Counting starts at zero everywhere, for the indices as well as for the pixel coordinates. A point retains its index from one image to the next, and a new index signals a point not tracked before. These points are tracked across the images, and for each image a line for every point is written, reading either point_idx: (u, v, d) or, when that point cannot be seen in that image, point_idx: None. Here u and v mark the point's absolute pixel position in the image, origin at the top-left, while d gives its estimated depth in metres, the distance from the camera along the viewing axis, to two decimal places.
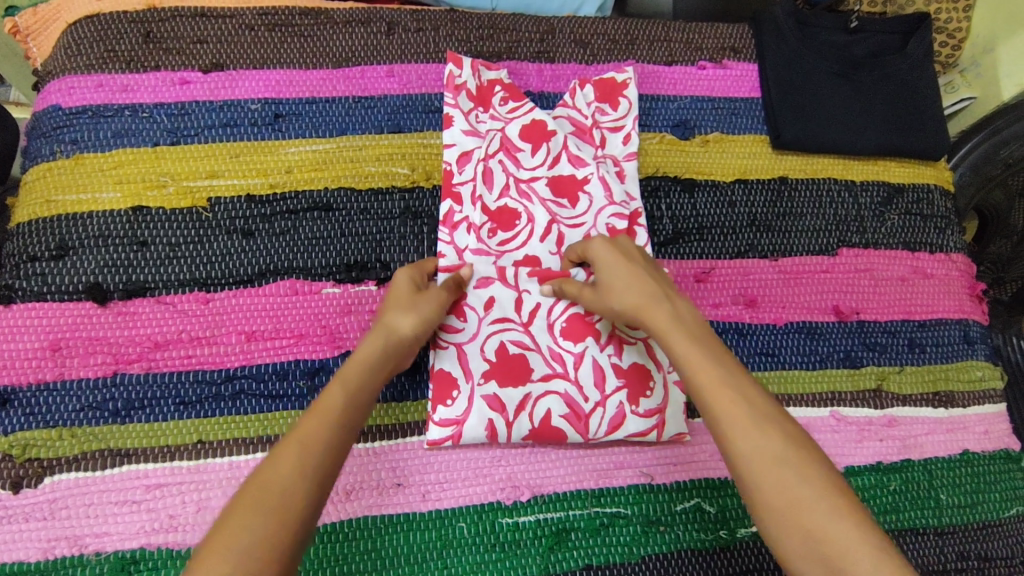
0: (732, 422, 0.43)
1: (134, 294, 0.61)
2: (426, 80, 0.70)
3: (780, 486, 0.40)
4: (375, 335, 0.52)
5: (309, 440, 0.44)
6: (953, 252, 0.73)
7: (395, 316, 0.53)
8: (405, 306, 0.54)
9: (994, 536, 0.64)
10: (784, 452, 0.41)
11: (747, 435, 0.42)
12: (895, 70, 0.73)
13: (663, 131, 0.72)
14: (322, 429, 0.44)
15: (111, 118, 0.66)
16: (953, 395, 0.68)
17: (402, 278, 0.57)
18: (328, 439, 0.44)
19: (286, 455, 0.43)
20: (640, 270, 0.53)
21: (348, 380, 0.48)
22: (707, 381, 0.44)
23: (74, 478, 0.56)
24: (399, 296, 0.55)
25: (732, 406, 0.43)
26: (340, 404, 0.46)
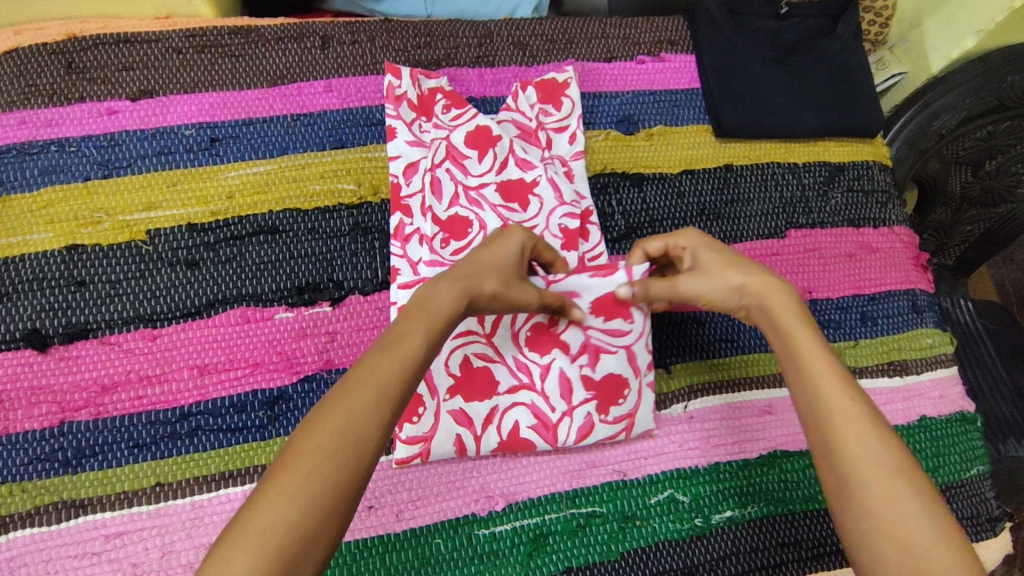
0: (845, 418, 0.45)
1: (75, 337, 0.59)
2: (365, 92, 0.69)
3: (877, 476, 0.42)
4: (464, 278, 0.49)
5: (375, 384, 0.41)
6: (896, 225, 0.75)
7: (490, 283, 0.50)
8: (501, 277, 0.51)
9: (957, 496, 0.67)
10: (884, 448, 0.43)
11: (854, 429, 0.44)
12: (826, 52, 0.75)
13: (608, 128, 0.72)
14: (391, 374, 0.42)
15: (37, 155, 0.63)
16: (908, 364, 0.70)
17: (517, 240, 0.54)
18: (404, 375, 0.42)
19: (377, 366, 0.42)
20: (754, 266, 0.55)
21: (432, 323, 0.45)
22: (823, 378, 0.47)
23: (29, 535, 0.54)
24: (505, 259, 0.52)
25: (850, 406, 0.45)
26: (419, 351, 0.44)
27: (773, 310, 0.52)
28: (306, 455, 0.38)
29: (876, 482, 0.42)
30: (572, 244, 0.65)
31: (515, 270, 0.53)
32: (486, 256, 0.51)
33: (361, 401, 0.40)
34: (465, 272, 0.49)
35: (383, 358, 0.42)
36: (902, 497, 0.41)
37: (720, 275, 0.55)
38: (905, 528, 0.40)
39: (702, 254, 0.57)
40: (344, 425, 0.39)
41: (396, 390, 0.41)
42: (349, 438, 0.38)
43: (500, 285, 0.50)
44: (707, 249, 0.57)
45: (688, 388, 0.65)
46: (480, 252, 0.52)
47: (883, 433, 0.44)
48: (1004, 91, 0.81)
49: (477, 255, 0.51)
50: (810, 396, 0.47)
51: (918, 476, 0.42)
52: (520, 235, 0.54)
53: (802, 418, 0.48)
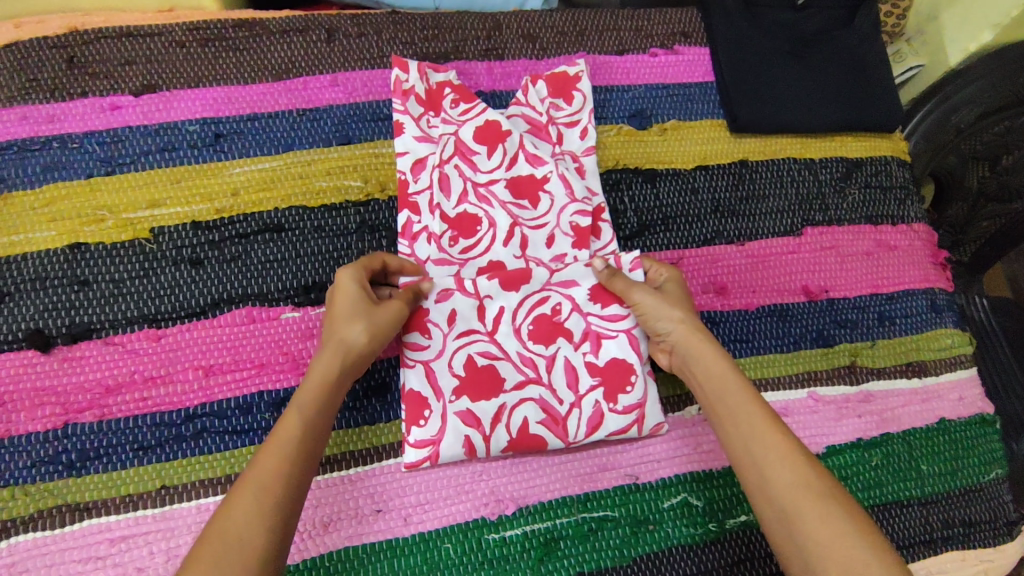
0: (776, 453, 0.47)
1: (79, 338, 0.58)
2: (372, 86, 0.68)
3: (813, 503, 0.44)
4: (330, 356, 0.51)
5: (275, 469, 0.45)
6: (914, 222, 0.73)
7: (353, 328, 0.52)
8: (361, 316, 0.52)
9: (976, 500, 0.65)
10: (813, 477, 0.45)
11: (784, 461, 0.46)
12: (842, 45, 0.74)
13: (620, 122, 0.71)
14: (283, 455, 0.46)
15: (39, 151, 0.62)
16: (926, 365, 0.68)
17: (349, 281, 0.54)
18: (289, 460, 0.46)
19: (264, 460, 0.45)
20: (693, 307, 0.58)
21: (306, 407, 0.49)
22: (749, 411, 0.50)
23: (32, 539, 0.53)
24: (345, 303, 0.53)
25: (778, 437, 0.48)
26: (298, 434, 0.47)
27: (702, 351, 0.54)
28: (215, 542, 0.41)
29: (815, 509, 0.44)
30: (583, 242, 0.63)
31: (367, 303, 0.53)
32: (331, 319, 0.53)
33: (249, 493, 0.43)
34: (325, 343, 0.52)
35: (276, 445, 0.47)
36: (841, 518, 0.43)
37: (668, 305, 0.57)
38: (854, 552, 0.41)
39: (671, 287, 0.59)
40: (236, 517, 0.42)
41: (282, 476, 0.45)
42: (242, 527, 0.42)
43: (363, 323, 0.52)
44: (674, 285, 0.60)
45: None
46: (328, 321, 0.53)
47: (809, 461, 0.47)
48: (1023, 86, 0.79)
49: (329, 327, 0.53)
50: (744, 434, 0.49)
51: (846, 499, 0.45)
52: (347, 274, 0.54)
53: (736, 457, 0.50)
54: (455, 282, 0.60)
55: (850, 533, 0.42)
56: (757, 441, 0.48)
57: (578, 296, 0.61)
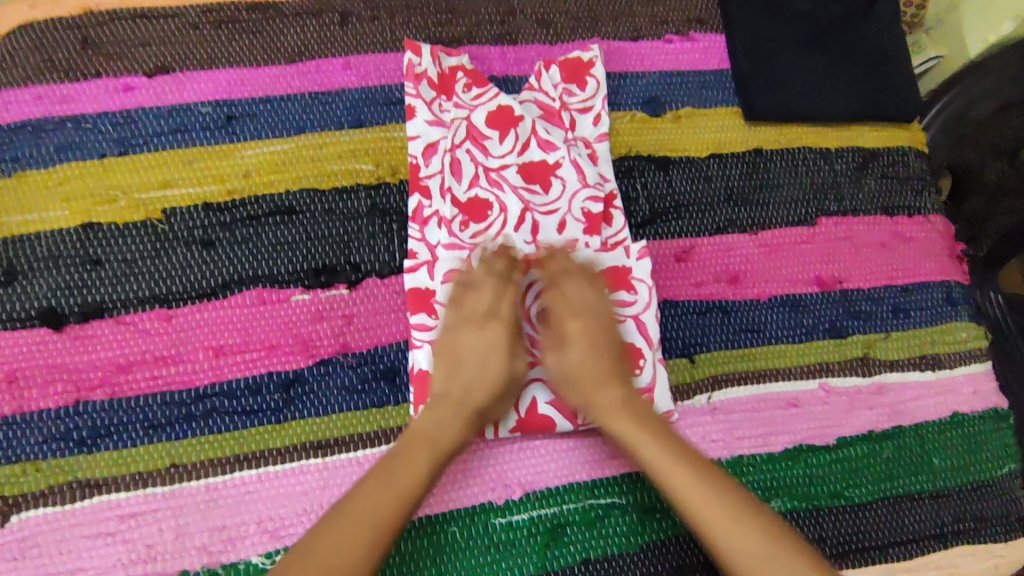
0: (686, 491, 0.50)
1: (91, 316, 0.58)
2: (385, 70, 0.67)
3: (728, 531, 0.48)
4: (472, 425, 0.54)
5: (405, 497, 0.49)
6: (931, 214, 0.72)
7: (495, 408, 0.56)
8: (503, 399, 0.56)
9: (988, 495, 0.64)
10: (727, 496, 0.49)
11: (697, 496, 0.50)
12: (861, 36, 0.73)
13: (633, 109, 0.70)
14: (413, 486, 0.50)
15: (53, 131, 0.62)
16: (941, 358, 0.67)
17: (499, 366, 0.56)
18: (414, 493, 0.50)
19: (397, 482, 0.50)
20: (587, 340, 0.56)
21: (437, 448, 0.52)
22: (656, 455, 0.52)
23: (42, 515, 0.54)
24: (492, 381, 0.55)
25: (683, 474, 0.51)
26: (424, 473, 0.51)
27: (606, 391, 0.55)
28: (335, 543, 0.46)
29: (730, 535, 0.48)
30: (594, 229, 0.63)
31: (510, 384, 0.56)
32: (485, 380, 0.55)
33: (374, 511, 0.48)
34: (464, 404, 0.54)
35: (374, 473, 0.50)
36: (757, 543, 0.47)
37: (575, 351, 0.56)
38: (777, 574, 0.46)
39: (569, 324, 0.57)
40: (360, 532, 0.47)
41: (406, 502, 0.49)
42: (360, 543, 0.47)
43: (502, 402, 0.56)
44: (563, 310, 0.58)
45: (713, 378, 0.63)
46: (468, 383, 0.55)
47: (716, 480, 0.51)
48: None
49: (470, 389, 0.55)
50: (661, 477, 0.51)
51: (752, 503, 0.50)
52: (501, 364, 0.56)
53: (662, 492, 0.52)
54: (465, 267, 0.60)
55: (770, 557, 0.47)
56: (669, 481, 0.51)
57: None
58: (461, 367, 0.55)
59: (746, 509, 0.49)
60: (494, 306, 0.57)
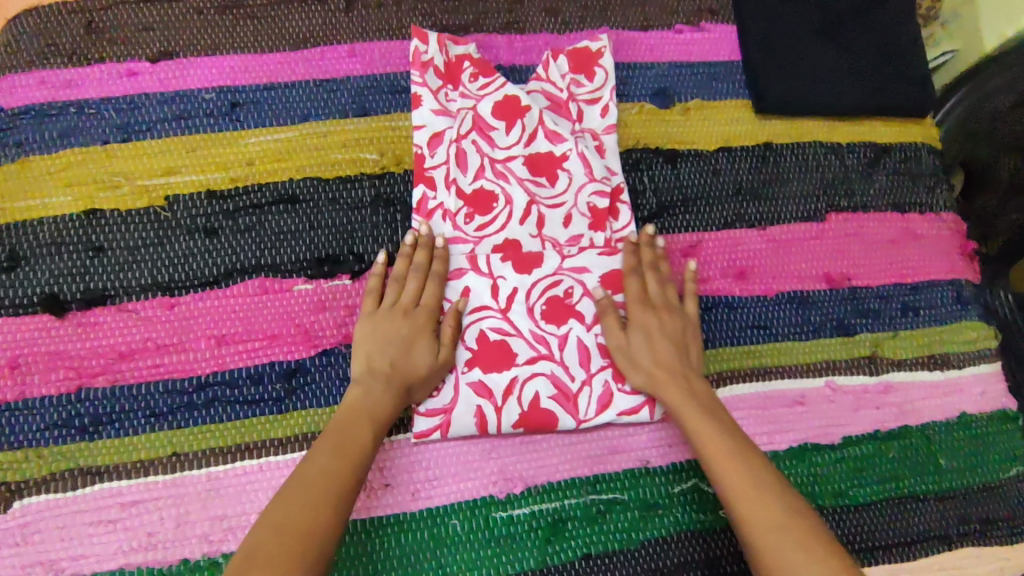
0: (716, 458, 0.50)
1: (93, 303, 0.58)
2: (390, 58, 0.66)
3: (750, 501, 0.47)
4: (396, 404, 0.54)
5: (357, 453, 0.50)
6: (943, 211, 0.71)
7: (419, 390, 0.55)
8: (428, 383, 0.56)
9: (995, 497, 0.64)
10: (765, 481, 0.48)
11: (727, 469, 0.49)
12: (875, 29, 0.72)
13: (642, 101, 0.69)
14: (361, 445, 0.50)
15: (56, 116, 0.62)
16: (949, 357, 0.67)
17: (423, 349, 0.55)
18: (361, 453, 0.50)
19: (354, 441, 0.50)
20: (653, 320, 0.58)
21: (376, 418, 0.52)
22: (699, 428, 0.53)
23: (44, 501, 0.54)
24: (416, 365, 0.55)
25: (721, 449, 0.51)
26: (368, 443, 0.51)
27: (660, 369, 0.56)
28: (297, 487, 0.47)
29: (752, 509, 0.47)
30: (600, 224, 0.63)
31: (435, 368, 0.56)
32: (414, 363, 0.55)
33: (328, 462, 0.48)
34: (391, 382, 0.54)
35: (323, 443, 0.50)
36: (779, 515, 0.46)
37: (637, 327, 0.58)
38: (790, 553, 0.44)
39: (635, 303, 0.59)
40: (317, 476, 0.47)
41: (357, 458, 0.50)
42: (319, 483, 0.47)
43: (427, 387, 0.56)
44: (632, 291, 0.59)
45: (718, 374, 0.62)
46: (394, 364, 0.54)
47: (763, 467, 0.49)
48: None
49: (394, 366, 0.54)
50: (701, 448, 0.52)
51: (796, 500, 0.48)
52: (425, 347, 0.55)
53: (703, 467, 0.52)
54: (470, 262, 0.60)
55: (788, 538, 0.45)
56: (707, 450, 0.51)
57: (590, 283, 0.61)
58: (388, 349, 0.55)
59: (783, 495, 0.48)
60: (422, 295, 0.57)
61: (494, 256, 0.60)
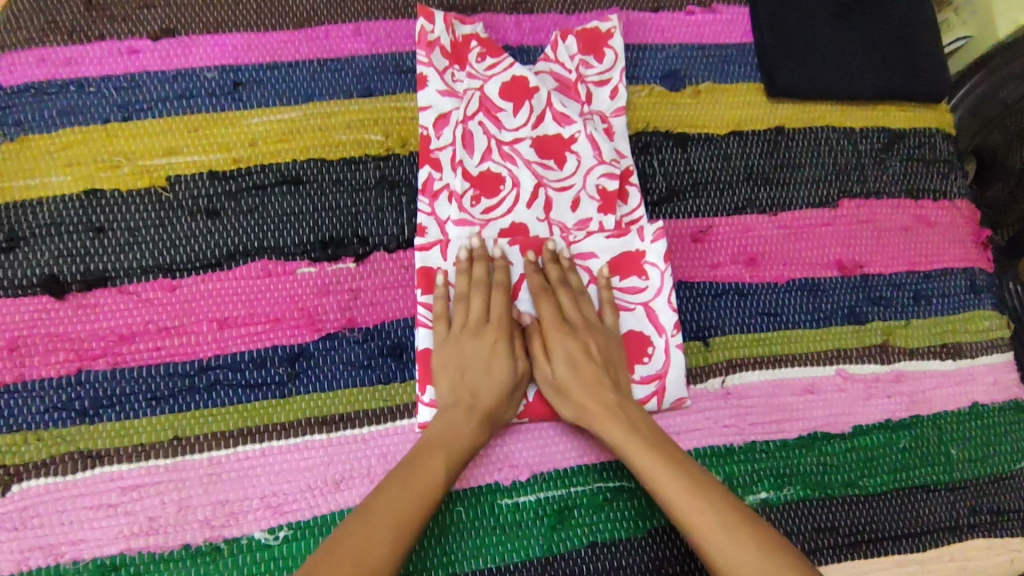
0: (656, 480, 0.50)
1: (94, 285, 0.57)
2: (396, 37, 0.65)
3: (698, 513, 0.48)
4: (486, 429, 0.54)
5: (430, 487, 0.49)
6: (957, 198, 0.70)
7: (506, 408, 0.56)
8: (513, 400, 0.56)
9: (1006, 488, 0.63)
10: (702, 489, 0.49)
11: (668, 485, 0.50)
12: (890, 11, 0.70)
13: (652, 83, 0.67)
14: (437, 476, 0.50)
15: (56, 95, 0.61)
16: (962, 346, 0.66)
17: (506, 370, 0.55)
18: (437, 486, 0.49)
19: (427, 472, 0.49)
20: (573, 342, 0.56)
21: (452, 447, 0.52)
22: (636, 451, 0.52)
23: (44, 484, 0.53)
24: (500, 386, 0.55)
25: (658, 463, 0.51)
26: (442, 474, 0.50)
27: (585, 398, 0.55)
28: (362, 521, 0.46)
29: (702, 523, 0.48)
30: (609, 207, 0.61)
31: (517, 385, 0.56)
32: (494, 385, 0.55)
33: (397, 497, 0.47)
34: (474, 410, 0.54)
35: (395, 476, 0.49)
36: (726, 520, 0.47)
37: (557, 357, 0.56)
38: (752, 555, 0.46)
39: (552, 329, 0.57)
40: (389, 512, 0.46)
41: (430, 492, 0.49)
42: (389, 519, 0.46)
43: (514, 404, 0.56)
44: (548, 315, 0.57)
45: (727, 361, 0.61)
46: (478, 390, 0.54)
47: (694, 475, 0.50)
48: None
49: (477, 393, 0.54)
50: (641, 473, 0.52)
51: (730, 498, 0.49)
52: (506, 368, 0.55)
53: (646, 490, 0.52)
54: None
55: (740, 541, 0.46)
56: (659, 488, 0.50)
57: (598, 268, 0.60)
58: (470, 377, 0.55)
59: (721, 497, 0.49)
60: (492, 311, 0.57)
61: (501, 240, 0.59)
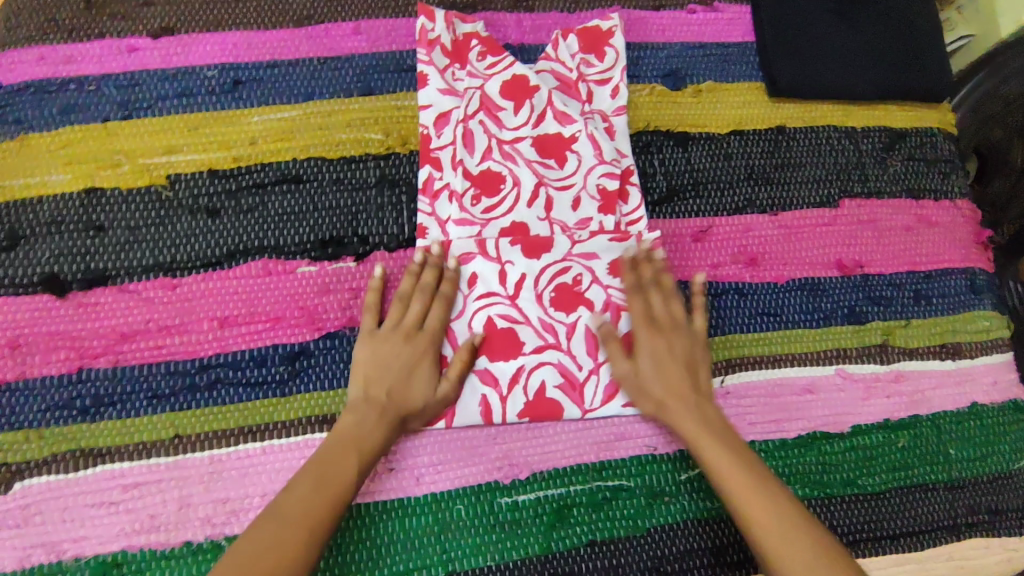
0: (738, 491, 0.49)
1: (95, 284, 0.57)
2: (396, 36, 0.65)
3: (777, 531, 0.47)
4: (392, 434, 0.53)
5: (335, 491, 0.48)
6: (958, 198, 0.70)
7: (418, 419, 0.55)
8: (427, 413, 0.55)
9: (1004, 488, 0.63)
10: (785, 510, 0.48)
11: (749, 497, 0.49)
12: (892, 10, 0.70)
13: (653, 82, 0.67)
14: (344, 481, 0.49)
15: (56, 93, 0.61)
16: (961, 346, 0.66)
17: (424, 380, 0.54)
18: (343, 491, 0.49)
19: (336, 476, 0.49)
20: (661, 343, 0.56)
21: (364, 451, 0.51)
22: (717, 457, 0.51)
23: (45, 482, 0.53)
24: (415, 395, 0.54)
25: (741, 475, 0.50)
26: (351, 479, 0.50)
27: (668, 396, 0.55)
28: (271, 522, 0.46)
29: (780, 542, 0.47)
30: (609, 207, 0.61)
31: (436, 399, 0.55)
32: (411, 394, 0.54)
33: (303, 499, 0.47)
34: (385, 413, 0.53)
35: (306, 475, 0.49)
36: (807, 544, 0.46)
37: (643, 353, 0.56)
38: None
39: (638, 326, 0.57)
40: (292, 515, 0.46)
41: (337, 496, 0.48)
42: (293, 522, 0.46)
43: (426, 417, 0.55)
44: (636, 309, 0.58)
45: (726, 361, 0.61)
46: (392, 393, 0.53)
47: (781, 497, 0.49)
48: None
49: (391, 395, 0.53)
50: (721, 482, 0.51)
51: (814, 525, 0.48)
52: (426, 377, 0.54)
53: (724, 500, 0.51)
54: (478, 244, 0.59)
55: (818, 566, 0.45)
56: (727, 490, 0.50)
57: (598, 269, 0.60)
58: (386, 377, 0.54)
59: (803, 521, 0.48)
60: (426, 317, 0.56)
61: (503, 240, 0.59)
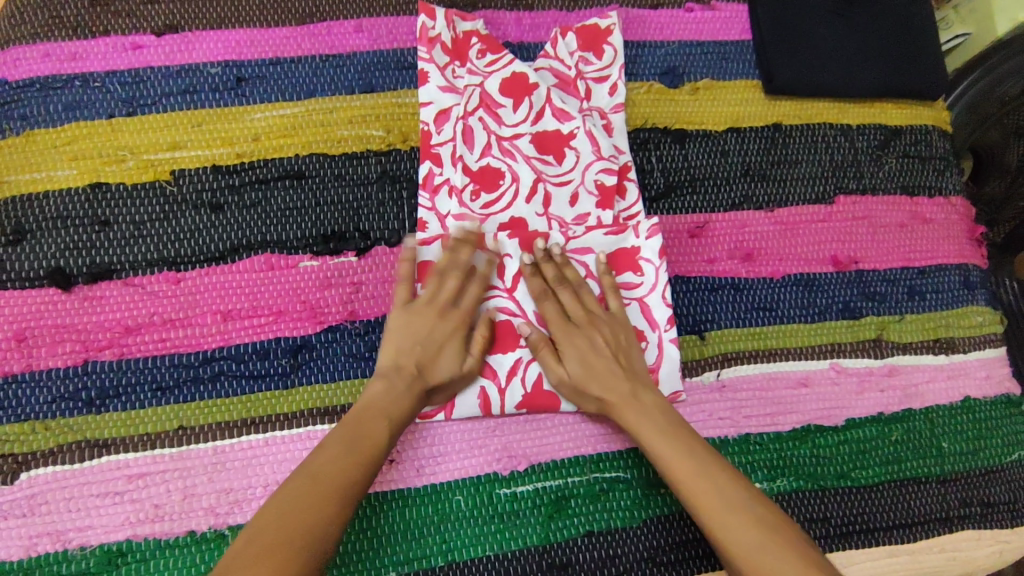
0: (682, 477, 0.51)
1: (100, 277, 0.58)
2: (397, 34, 0.66)
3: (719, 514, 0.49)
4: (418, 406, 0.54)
5: (367, 455, 0.49)
6: (952, 195, 0.71)
7: (440, 392, 0.56)
8: (449, 388, 0.56)
9: (995, 481, 0.64)
10: (728, 493, 0.50)
11: (694, 481, 0.51)
12: (887, 9, 0.71)
13: (650, 80, 0.68)
14: (375, 445, 0.50)
15: (61, 90, 0.61)
16: (955, 341, 0.66)
17: (452, 357, 0.56)
18: (373, 456, 0.50)
19: (368, 440, 0.50)
20: (581, 342, 0.57)
21: (394, 418, 0.52)
22: (658, 446, 0.53)
23: (51, 472, 0.54)
24: (443, 370, 0.55)
25: (684, 461, 0.51)
26: (382, 444, 0.51)
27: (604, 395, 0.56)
28: (303, 480, 0.47)
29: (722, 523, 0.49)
30: (607, 202, 0.62)
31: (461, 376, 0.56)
32: (440, 368, 0.55)
33: (337, 462, 0.48)
34: (414, 383, 0.54)
35: (336, 437, 0.50)
36: (750, 523, 0.48)
37: (567, 358, 0.57)
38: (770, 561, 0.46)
39: (555, 327, 0.58)
40: (326, 476, 0.47)
41: (368, 460, 0.49)
42: (328, 481, 0.47)
43: (448, 392, 0.56)
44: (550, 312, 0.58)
45: (722, 355, 0.62)
46: (422, 367, 0.54)
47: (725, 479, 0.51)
48: None
49: (422, 368, 0.54)
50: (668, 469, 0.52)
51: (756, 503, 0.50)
52: (454, 355, 0.56)
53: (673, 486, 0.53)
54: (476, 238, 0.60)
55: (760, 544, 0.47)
56: (673, 477, 0.51)
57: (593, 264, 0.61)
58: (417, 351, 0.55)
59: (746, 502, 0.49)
60: (462, 297, 0.57)
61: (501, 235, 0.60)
